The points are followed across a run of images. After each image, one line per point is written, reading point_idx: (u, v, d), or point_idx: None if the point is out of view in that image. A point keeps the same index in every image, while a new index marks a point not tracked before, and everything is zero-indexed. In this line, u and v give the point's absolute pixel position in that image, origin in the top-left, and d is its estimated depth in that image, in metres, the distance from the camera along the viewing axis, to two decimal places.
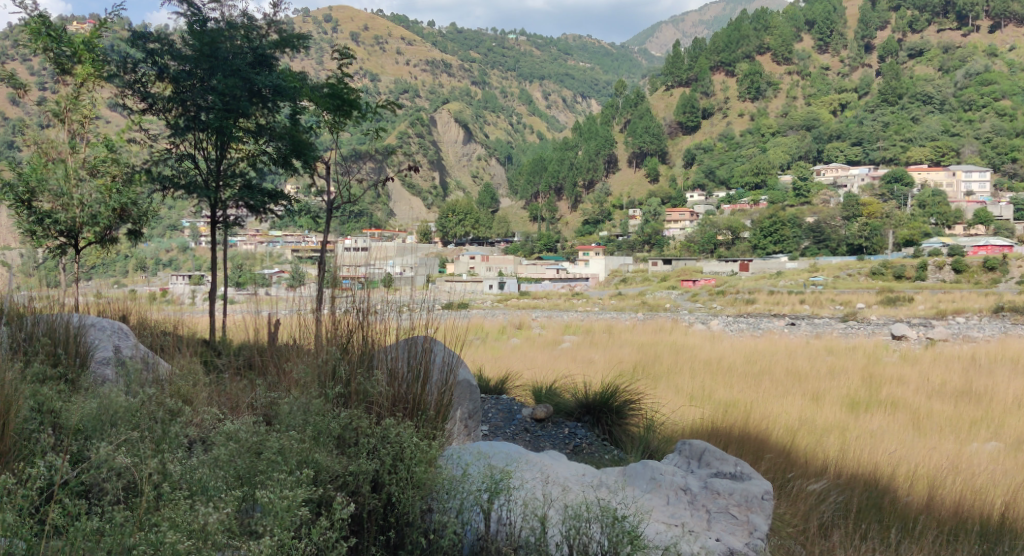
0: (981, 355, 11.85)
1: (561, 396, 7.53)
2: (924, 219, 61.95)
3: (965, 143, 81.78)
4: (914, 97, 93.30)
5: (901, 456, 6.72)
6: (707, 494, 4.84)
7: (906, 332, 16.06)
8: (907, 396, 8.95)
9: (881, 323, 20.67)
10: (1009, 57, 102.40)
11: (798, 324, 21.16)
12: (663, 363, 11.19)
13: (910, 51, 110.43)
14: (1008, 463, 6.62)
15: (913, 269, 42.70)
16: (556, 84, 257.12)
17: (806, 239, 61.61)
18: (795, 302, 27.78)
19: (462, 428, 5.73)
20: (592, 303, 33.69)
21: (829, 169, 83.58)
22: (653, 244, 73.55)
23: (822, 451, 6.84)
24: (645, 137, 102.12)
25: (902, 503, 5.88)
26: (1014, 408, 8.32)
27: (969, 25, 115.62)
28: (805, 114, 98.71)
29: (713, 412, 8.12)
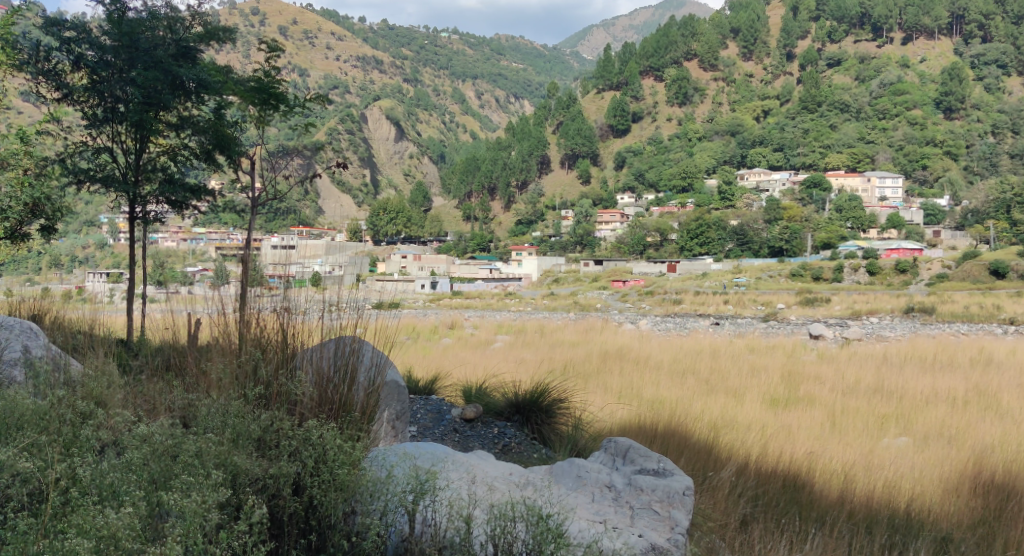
0: (894, 355, 12.29)
1: (491, 396, 7.53)
2: (840, 223, 64.22)
3: (879, 151, 85.09)
4: (832, 105, 96.70)
5: (816, 452, 6.92)
6: (630, 490, 4.93)
7: (822, 332, 16.58)
8: (823, 394, 9.24)
9: (801, 322, 21.33)
10: (920, 68, 107.22)
11: (722, 323, 21.69)
12: (593, 363, 11.31)
13: (828, 61, 114.76)
14: (915, 456, 6.89)
15: (830, 270, 44.22)
16: (488, 84, 257.78)
17: (731, 241, 62.57)
18: (720, 303, 28.40)
19: (388, 429, 5.68)
20: (525, 303, 33.68)
21: (752, 174, 85.83)
22: (584, 244, 74.52)
23: (742, 447, 7.04)
24: (577, 139, 103.32)
25: (815, 499, 6.07)
26: (922, 405, 8.68)
27: (884, 37, 120.44)
28: (730, 120, 101.66)
29: (640, 411, 8.24)
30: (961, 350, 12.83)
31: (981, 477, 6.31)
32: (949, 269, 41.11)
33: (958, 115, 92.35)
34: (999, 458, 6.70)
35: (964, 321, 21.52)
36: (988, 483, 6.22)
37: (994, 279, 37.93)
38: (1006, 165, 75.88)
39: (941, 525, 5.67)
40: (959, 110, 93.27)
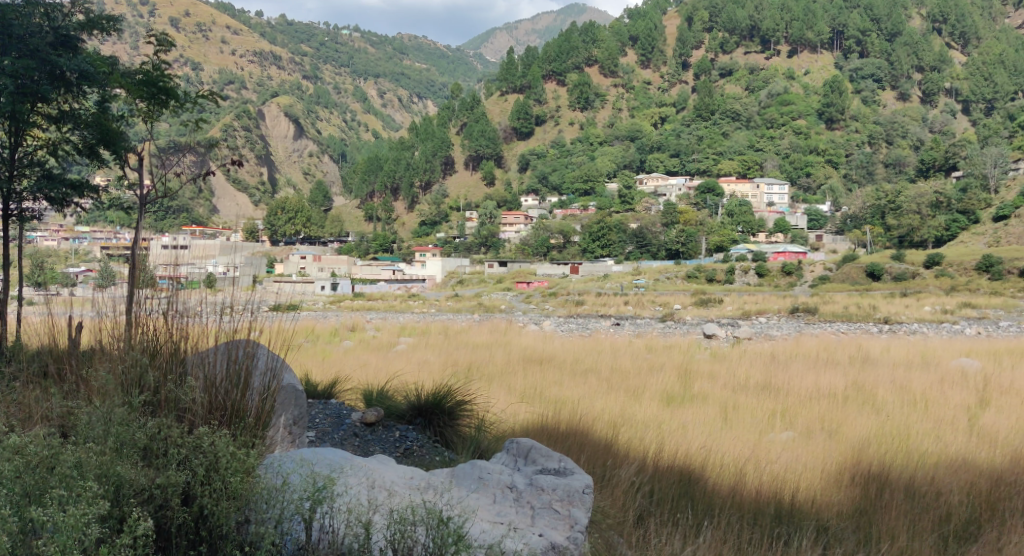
0: (782, 353, 12.92)
1: (392, 398, 7.47)
2: (732, 227, 66.72)
3: (768, 158, 88.91)
4: (724, 114, 100.47)
5: (710, 448, 7.14)
6: (532, 491, 4.96)
7: (715, 332, 17.20)
8: (716, 390, 9.62)
9: (696, 323, 22.05)
10: (804, 80, 112.79)
11: (622, 324, 22.18)
12: (496, 363, 11.44)
13: (721, 71, 119.49)
14: (802, 449, 7.22)
15: (723, 272, 45.93)
16: (391, 83, 255.74)
17: (630, 244, 63.80)
18: (620, 304, 28.98)
19: (285, 435, 5.53)
20: (428, 304, 33.36)
21: (650, 179, 88.05)
22: (489, 246, 74.90)
23: (640, 444, 7.22)
24: (481, 141, 103.63)
25: (707, 491, 6.29)
26: (808, 400, 9.12)
27: (771, 49, 125.74)
28: (629, 125, 104.31)
29: (542, 410, 8.36)
30: (839, 348, 13.61)
31: (859, 468, 6.66)
32: (831, 271, 43.34)
33: (839, 126, 97.32)
34: (875, 449, 7.10)
35: (845, 320, 22.76)
36: (866, 472, 6.56)
37: (871, 281, 40.27)
38: (882, 174, 80.66)
39: (820, 516, 5.97)
40: (839, 121, 98.35)
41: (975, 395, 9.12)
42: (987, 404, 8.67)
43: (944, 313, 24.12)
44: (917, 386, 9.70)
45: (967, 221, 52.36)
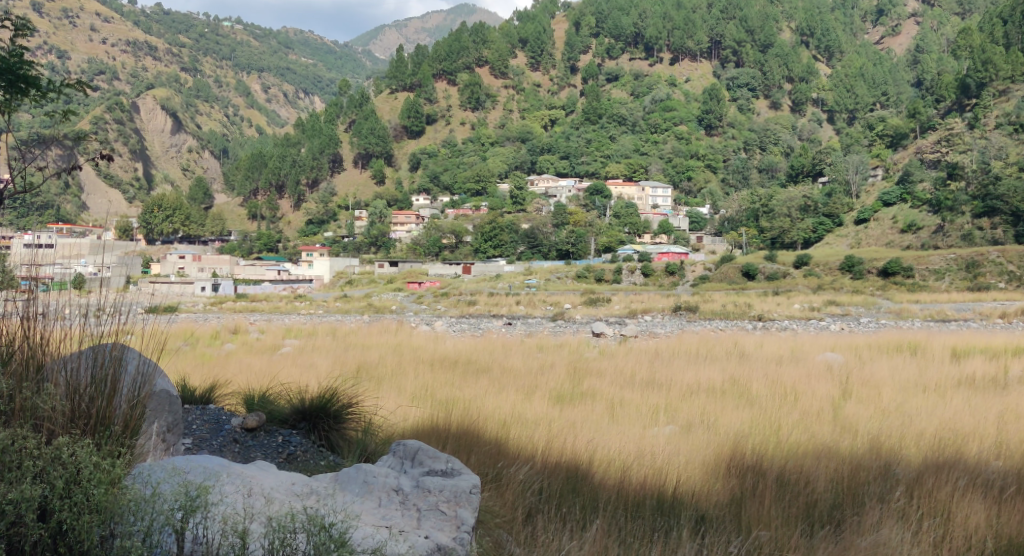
0: (667, 350, 13.36)
1: (275, 403, 7.24)
2: (620, 228, 68.47)
3: (652, 162, 91.75)
4: (611, 118, 103.07)
5: (596, 443, 7.32)
6: (418, 493, 4.92)
7: (603, 330, 17.62)
8: (604, 387, 9.85)
9: (585, 322, 22.44)
10: (685, 87, 117.31)
11: (513, 323, 22.33)
12: (386, 364, 11.31)
13: (607, 76, 122.76)
14: (683, 441, 7.47)
15: (610, 272, 47.09)
16: (275, 78, 249.41)
17: (522, 244, 64.48)
18: (512, 303, 29.19)
19: (158, 442, 5.30)
20: (316, 305, 32.61)
21: (541, 180, 89.13)
22: (379, 245, 74.21)
23: (529, 442, 7.33)
24: (370, 139, 102.34)
25: (593, 486, 6.45)
26: (690, 394, 9.48)
27: (655, 56, 129.86)
28: (520, 127, 105.59)
29: (433, 411, 8.35)
30: (718, 344, 14.19)
31: (737, 459, 6.94)
32: (711, 271, 45.11)
33: (717, 132, 101.56)
34: (750, 440, 7.43)
35: (723, 318, 23.72)
36: (742, 463, 6.85)
37: (747, 280, 42.18)
38: (756, 179, 84.67)
39: (699, 505, 6.22)
40: (717, 127, 102.76)
41: (838, 386, 9.73)
42: (850, 395, 9.24)
43: (812, 311, 25.57)
44: (789, 380, 10.25)
45: (832, 223, 55.92)
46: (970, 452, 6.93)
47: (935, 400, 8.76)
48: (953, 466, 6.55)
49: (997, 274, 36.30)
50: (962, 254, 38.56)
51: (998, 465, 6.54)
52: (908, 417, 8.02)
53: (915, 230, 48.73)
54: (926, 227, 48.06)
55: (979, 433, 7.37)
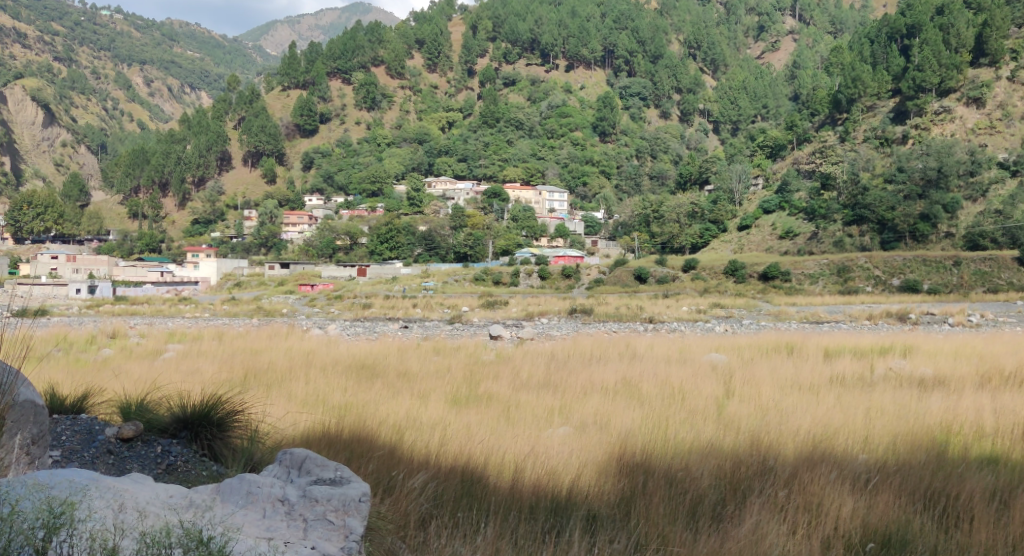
0: (561, 352, 13.55)
1: (154, 411, 6.91)
2: (516, 232, 69.02)
3: (548, 167, 92.92)
4: (508, 122, 103.89)
5: (492, 446, 7.32)
6: (305, 502, 4.77)
7: (500, 333, 17.67)
8: (499, 390, 9.89)
9: (482, 325, 22.47)
10: (580, 93, 119.69)
11: (410, 326, 22.17)
12: (276, 369, 10.98)
13: (504, 80, 123.88)
14: (575, 442, 7.56)
15: (508, 275, 47.40)
16: (158, 71, 239.63)
17: (419, 247, 64.23)
18: (409, 306, 29.02)
19: (21, 456, 4.95)
20: (202, 308, 31.44)
21: (438, 182, 88.93)
22: (270, 247, 72.29)
23: (423, 448, 7.29)
24: (261, 137, 99.32)
25: (487, 489, 6.47)
26: (583, 394, 9.64)
27: (550, 63, 131.99)
28: (417, 129, 105.13)
29: (325, 416, 8.17)
30: (611, 346, 14.50)
31: (627, 459, 7.08)
32: (604, 275, 46.11)
33: (610, 139, 104.01)
34: (640, 439, 7.61)
35: (617, 320, 24.25)
36: (632, 463, 6.99)
37: (639, 283, 43.37)
38: (647, 186, 87.05)
39: (592, 504, 6.32)
40: (611, 134, 105.30)
41: (722, 385, 10.12)
42: (733, 394, 9.62)
43: (698, 313, 26.56)
44: (679, 379, 10.57)
45: (718, 229, 58.30)
46: (840, 446, 7.33)
47: (810, 398, 9.23)
48: (824, 460, 6.91)
49: (866, 278, 38.59)
50: (834, 258, 40.74)
51: (865, 458, 6.94)
52: (786, 415, 8.42)
53: (792, 237, 51.36)
54: (802, 234, 50.78)
55: (850, 428, 7.79)
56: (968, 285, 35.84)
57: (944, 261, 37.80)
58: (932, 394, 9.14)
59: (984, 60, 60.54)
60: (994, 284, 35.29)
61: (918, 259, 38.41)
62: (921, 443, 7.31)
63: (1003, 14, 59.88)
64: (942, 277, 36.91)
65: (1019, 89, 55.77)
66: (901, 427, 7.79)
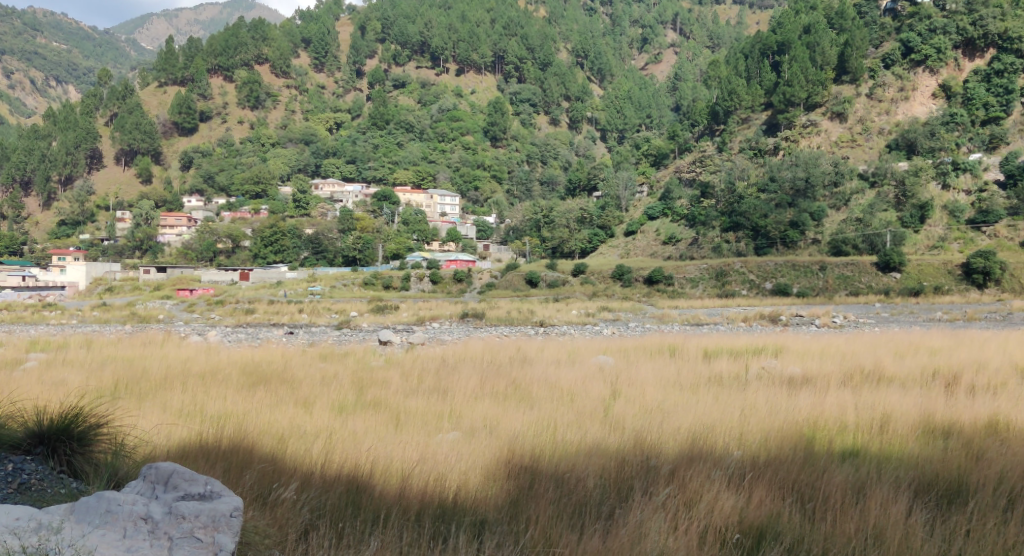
0: (450, 356, 13.50)
1: (6, 426, 6.44)
2: (407, 235, 68.45)
3: (440, 170, 92.48)
4: (397, 124, 102.96)
5: (377, 453, 7.20)
6: (170, 520, 4.83)
7: (391, 338, 17.47)
8: (388, 396, 9.75)
9: (371, 330, 22.12)
10: (470, 97, 120.17)
11: (296, 332, 21.58)
12: (150, 379, 10.42)
13: (394, 82, 123.06)
14: (465, 446, 7.51)
15: (398, 279, 46.97)
16: (21, 62, 225.28)
17: (305, 250, 62.85)
18: (295, 311, 28.35)
19: None
20: (69, 315, 29.69)
21: (326, 184, 87.03)
22: (145, 250, 69.05)
23: (306, 457, 7.11)
24: (134, 134, 94.69)
25: (374, 498, 6.41)
26: (473, 400, 9.61)
27: (441, 66, 132.10)
28: (303, 129, 102.89)
29: (203, 427, 7.85)
30: (502, 350, 14.54)
31: (515, 462, 7.09)
32: (496, 279, 46.32)
33: (501, 144, 104.93)
34: (529, 443, 7.63)
35: (508, 324, 24.44)
36: (520, 465, 7.03)
37: (530, 287, 43.81)
38: (538, 191, 88.08)
39: (479, 510, 6.32)
40: (502, 139, 106.11)
41: (609, 387, 10.33)
42: (619, 396, 9.82)
43: (587, 316, 27.17)
44: (567, 381, 10.75)
45: (606, 234, 59.92)
46: (718, 443, 7.62)
47: (693, 397, 9.55)
48: (705, 458, 7.16)
49: (742, 282, 40.32)
50: (713, 263, 42.34)
51: (740, 454, 7.23)
52: (669, 414, 8.65)
53: (675, 242, 53.30)
54: (684, 240, 52.67)
55: (728, 426, 8.10)
56: (833, 288, 38.13)
57: (812, 266, 39.97)
58: (802, 392, 9.65)
59: (846, 77, 63.93)
60: (855, 288, 37.78)
61: (788, 264, 40.49)
62: (793, 437, 7.71)
63: (862, 34, 63.48)
64: (810, 281, 39.07)
65: (877, 106, 59.92)
66: (774, 424, 8.18)
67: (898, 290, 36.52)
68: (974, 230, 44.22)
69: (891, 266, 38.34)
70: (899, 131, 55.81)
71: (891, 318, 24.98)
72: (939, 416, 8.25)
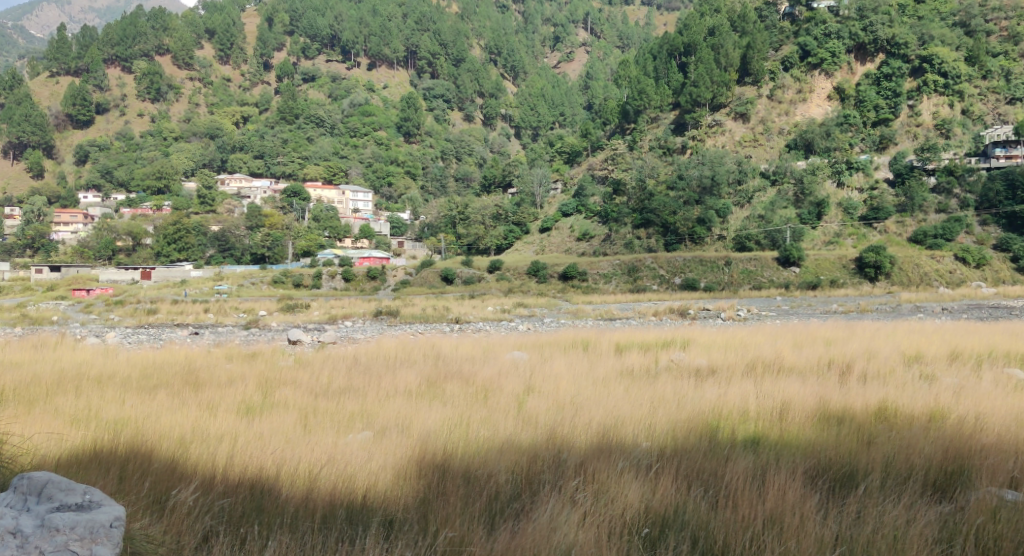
0: (362, 355, 13.30)
1: None
2: (318, 232, 67.25)
3: (352, 165, 91.04)
4: (307, 119, 100.86)
5: (284, 454, 7.02)
6: (43, 532, 4.78)
7: (300, 337, 17.10)
8: (296, 397, 9.52)
9: (280, 329, 21.64)
10: (383, 92, 119.15)
11: (201, 332, 20.91)
12: (40, 385, 9.86)
13: (303, 75, 120.91)
14: (376, 446, 7.38)
15: (309, 277, 46.09)
16: None
17: (211, 247, 60.97)
18: (200, 311, 27.53)
19: None
20: None
21: (232, 180, 84.66)
22: (37, 248, 65.64)
23: (207, 460, 6.91)
24: (24, 126, 90.02)
25: (278, 502, 6.26)
26: (384, 399, 9.46)
27: (352, 60, 130.61)
28: (208, 122, 100.00)
29: (99, 432, 7.52)
30: (414, 347, 14.40)
31: (425, 460, 7.04)
32: (411, 276, 46.07)
33: (415, 140, 104.44)
34: (440, 441, 7.56)
35: (422, 322, 24.29)
36: (429, 464, 6.98)
37: (445, 284, 43.74)
38: (453, 187, 87.93)
39: (389, 509, 6.26)
40: (415, 135, 105.70)
41: (522, 383, 10.35)
42: (534, 391, 9.90)
43: (502, 312, 27.27)
44: (481, 377, 10.76)
45: (521, 231, 60.38)
46: (627, 435, 7.76)
47: (603, 391, 9.68)
48: (613, 450, 7.26)
49: (652, 277, 41.22)
50: (625, 259, 43.15)
51: (647, 445, 7.37)
52: (581, 408, 8.75)
53: (588, 238, 54.12)
54: (597, 236, 53.51)
55: (636, 418, 8.23)
56: (737, 282, 39.49)
57: (718, 261, 41.23)
58: (709, 383, 9.90)
59: (748, 78, 66.25)
60: (758, 282, 39.13)
61: (696, 260, 41.58)
62: (697, 427, 7.91)
63: (763, 37, 65.86)
64: (716, 276, 40.30)
65: (777, 106, 62.38)
66: (681, 414, 8.37)
67: (797, 283, 38.21)
68: (866, 227, 46.56)
69: (790, 261, 39.95)
70: (797, 132, 58.23)
71: (791, 310, 26.05)
72: (834, 403, 8.61)
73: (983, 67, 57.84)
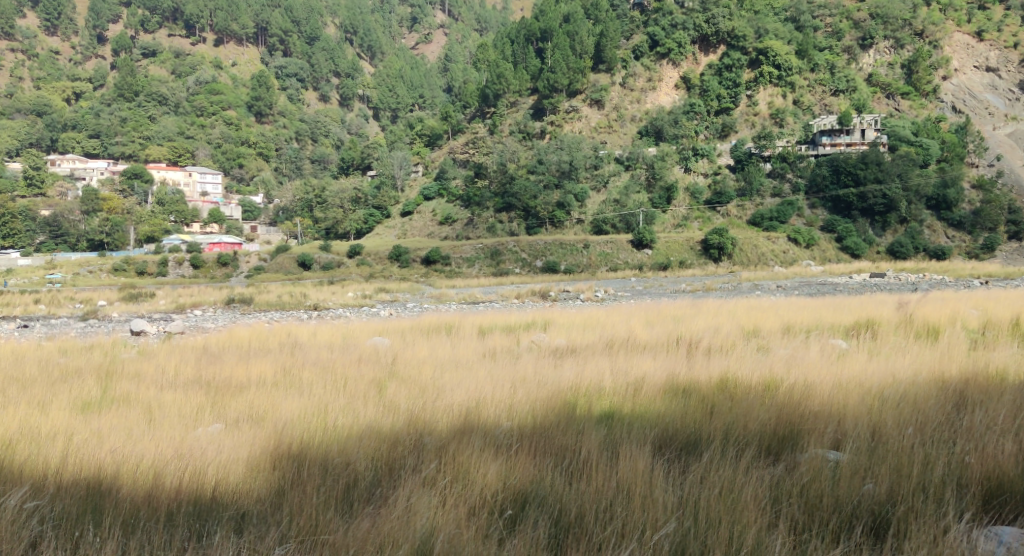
0: (213, 345, 12.74)
1: None
2: (164, 216, 63.68)
3: (199, 147, 85.94)
4: (148, 96, 94.97)
5: (126, 451, 6.63)
6: None
7: (144, 328, 16.13)
8: (140, 390, 9.00)
9: (123, 320, 20.35)
10: (231, 70, 114.12)
11: (29, 325, 19.24)
12: None
13: (142, 50, 114.00)
14: (227, 438, 7.10)
15: (153, 264, 43.43)
16: None
17: (42, 234, 56.62)
18: (29, 302, 25.42)
19: None
20: None
21: (65, 160, 78.68)
22: None
23: (39, 462, 6.41)
24: None
25: (119, 501, 5.91)
26: (238, 389, 9.10)
27: (196, 35, 124.38)
28: (34, 98, 92.58)
29: None
30: (270, 336, 13.92)
31: (280, 451, 6.83)
32: (265, 262, 44.49)
33: (267, 120, 100.83)
34: (295, 430, 7.35)
35: (278, 309, 23.44)
36: (285, 455, 6.76)
37: (302, 270, 42.56)
38: (309, 168, 85.58)
39: (240, 503, 6.04)
40: (267, 114, 102.19)
41: (380, 369, 10.22)
42: (395, 376, 9.81)
43: (363, 298, 26.79)
44: (341, 364, 10.56)
45: (381, 215, 59.69)
46: (487, 416, 7.83)
47: (463, 374, 9.71)
48: (471, 430, 7.32)
49: (514, 260, 41.71)
50: (487, 243, 43.34)
51: (508, 425, 7.48)
52: (442, 391, 8.78)
53: (451, 222, 54.15)
54: (459, 220, 53.60)
55: (497, 398, 8.33)
56: (595, 265, 40.77)
57: (577, 244, 42.22)
58: (566, 361, 10.18)
59: (602, 65, 68.11)
60: (614, 263, 40.60)
61: (556, 243, 42.26)
62: (555, 405, 8.11)
63: (615, 26, 67.88)
64: (575, 258, 41.27)
65: (629, 94, 64.67)
66: (539, 393, 8.56)
67: (650, 265, 40.15)
68: (711, 210, 49.32)
69: (643, 243, 41.72)
70: (648, 119, 60.69)
71: (644, 290, 27.20)
72: (682, 376, 9.07)
73: (812, 60, 62.14)
